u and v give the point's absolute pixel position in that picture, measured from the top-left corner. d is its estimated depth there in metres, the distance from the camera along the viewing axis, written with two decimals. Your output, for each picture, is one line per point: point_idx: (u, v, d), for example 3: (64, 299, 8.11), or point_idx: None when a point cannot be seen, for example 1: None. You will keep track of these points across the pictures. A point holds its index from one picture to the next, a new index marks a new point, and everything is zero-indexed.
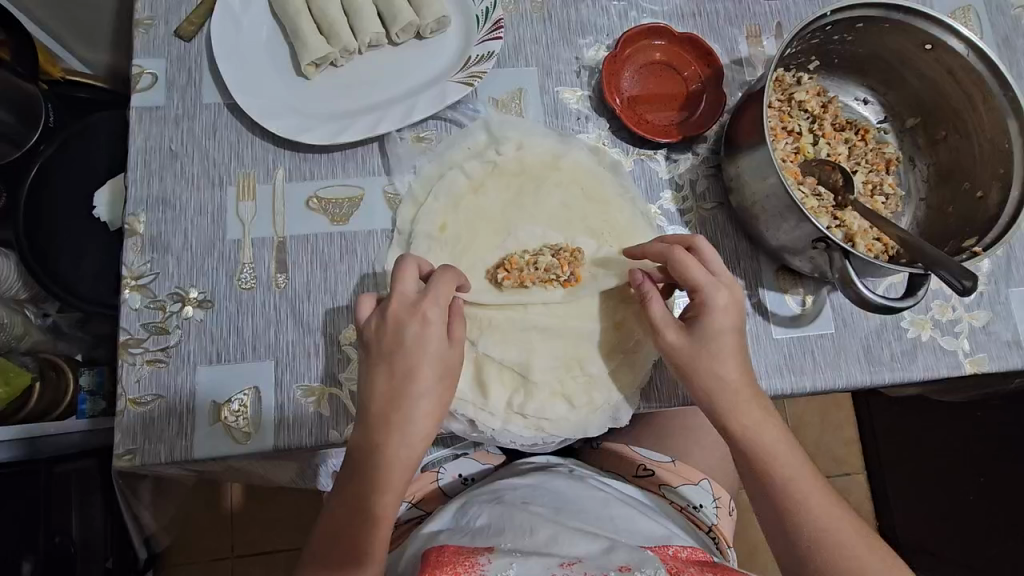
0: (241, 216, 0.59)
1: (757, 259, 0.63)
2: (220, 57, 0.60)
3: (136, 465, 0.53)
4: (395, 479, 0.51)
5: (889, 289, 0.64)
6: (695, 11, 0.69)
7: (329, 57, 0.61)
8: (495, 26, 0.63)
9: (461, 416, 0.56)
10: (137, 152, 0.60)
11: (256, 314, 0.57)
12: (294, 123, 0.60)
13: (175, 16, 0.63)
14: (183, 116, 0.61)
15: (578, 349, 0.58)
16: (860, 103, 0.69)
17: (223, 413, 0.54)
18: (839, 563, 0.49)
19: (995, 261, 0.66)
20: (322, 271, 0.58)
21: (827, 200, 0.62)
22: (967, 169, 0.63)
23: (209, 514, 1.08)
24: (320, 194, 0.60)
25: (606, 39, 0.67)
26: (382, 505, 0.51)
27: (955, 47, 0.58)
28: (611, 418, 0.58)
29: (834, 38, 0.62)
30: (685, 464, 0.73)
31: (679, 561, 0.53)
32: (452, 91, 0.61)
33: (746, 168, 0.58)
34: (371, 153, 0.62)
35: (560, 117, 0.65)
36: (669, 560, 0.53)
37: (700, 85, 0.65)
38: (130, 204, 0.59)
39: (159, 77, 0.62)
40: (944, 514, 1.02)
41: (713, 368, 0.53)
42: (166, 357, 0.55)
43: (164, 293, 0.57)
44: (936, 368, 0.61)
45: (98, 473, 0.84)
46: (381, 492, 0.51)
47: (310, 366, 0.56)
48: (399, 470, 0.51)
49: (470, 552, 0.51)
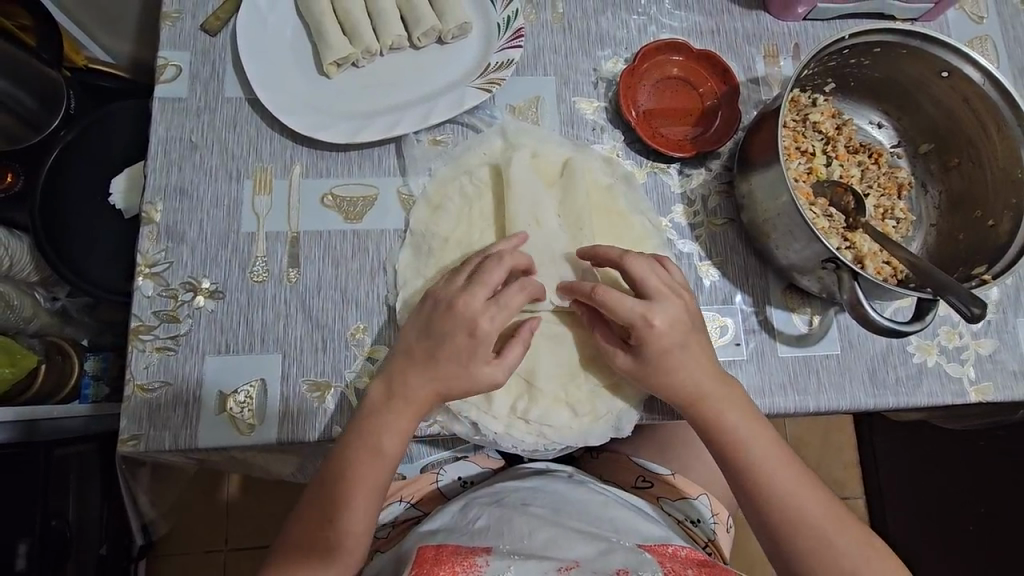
0: (257, 209, 0.60)
1: (765, 276, 0.64)
2: (244, 53, 0.62)
3: (140, 451, 0.53)
4: (401, 421, 0.53)
5: (897, 313, 0.64)
6: (714, 28, 0.69)
7: (352, 57, 0.62)
8: (515, 35, 0.64)
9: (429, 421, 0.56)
10: (158, 142, 0.60)
11: (266, 307, 0.57)
12: (315, 122, 0.61)
13: (202, 10, 0.64)
14: (204, 109, 0.62)
15: (584, 357, 0.58)
16: (874, 127, 0.70)
17: (229, 404, 0.55)
18: (826, 539, 0.53)
19: (1004, 290, 0.66)
20: (333, 267, 0.59)
21: (838, 221, 0.62)
22: (979, 197, 0.63)
23: (206, 504, 1.08)
24: (335, 191, 0.61)
25: (624, 52, 0.68)
26: (385, 445, 0.53)
27: (970, 76, 0.58)
28: (613, 428, 0.57)
29: (851, 61, 0.63)
30: (685, 479, 0.73)
31: (677, 560, 0.54)
32: (470, 96, 0.62)
33: (758, 186, 0.58)
34: (388, 154, 0.62)
35: (576, 127, 0.65)
36: (667, 560, 0.54)
37: (716, 101, 0.65)
38: (148, 193, 0.59)
39: (183, 69, 0.62)
40: (944, 544, 1.02)
41: (672, 388, 0.55)
42: (175, 345, 0.56)
43: (177, 282, 0.57)
44: (941, 395, 0.61)
45: (94, 458, 0.86)
46: (380, 432, 0.53)
47: (317, 360, 0.57)
48: (407, 414, 0.53)
49: (469, 552, 0.53)
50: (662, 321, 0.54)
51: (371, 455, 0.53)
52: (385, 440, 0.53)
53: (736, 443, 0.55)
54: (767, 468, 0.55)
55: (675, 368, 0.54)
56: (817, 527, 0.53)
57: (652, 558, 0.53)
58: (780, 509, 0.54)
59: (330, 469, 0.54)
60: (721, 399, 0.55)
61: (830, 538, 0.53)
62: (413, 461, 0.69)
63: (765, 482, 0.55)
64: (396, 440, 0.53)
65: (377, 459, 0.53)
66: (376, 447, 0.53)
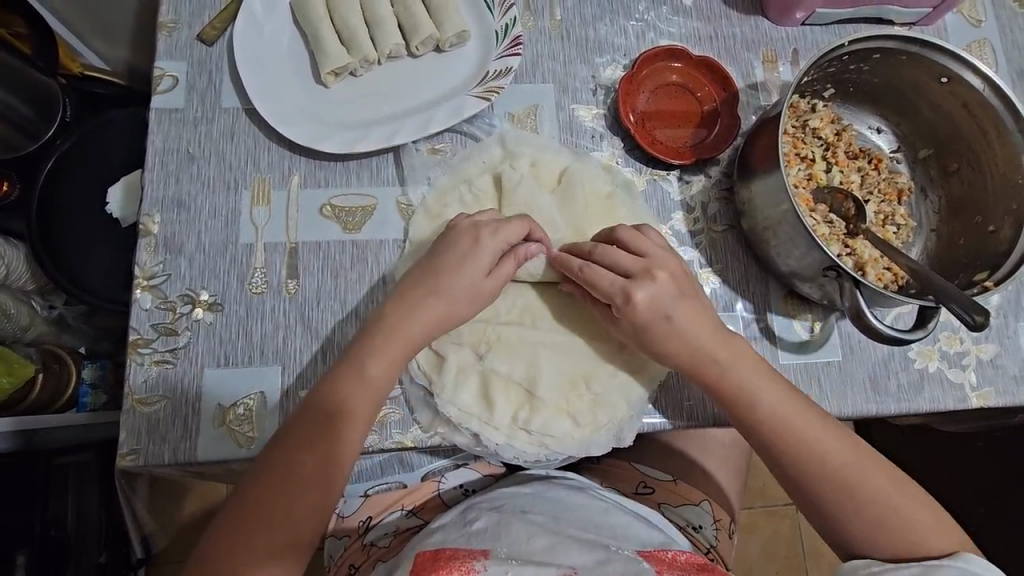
0: (255, 220, 0.59)
1: (766, 284, 0.63)
2: (242, 64, 0.61)
3: (139, 465, 0.53)
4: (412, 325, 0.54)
5: (898, 319, 0.63)
6: (713, 34, 0.69)
7: (350, 66, 0.62)
8: (513, 42, 0.64)
9: (417, 372, 0.56)
10: (155, 153, 0.60)
11: (266, 319, 0.57)
12: (312, 131, 0.60)
13: (198, 20, 0.64)
14: (202, 119, 0.61)
15: (584, 367, 0.58)
16: (874, 131, 0.70)
17: (228, 417, 0.54)
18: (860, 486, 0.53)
19: (1004, 295, 0.65)
20: (332, 278, 0.59)
21: (838, 227, 0.62)
22: (980, 203, 0.63)
23: (200, 509, 1.04)
24: (334, 202, 0.61)
25: (623, 58, 0.67)
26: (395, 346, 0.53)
27: (971, 82, 0.58)
28: (615, 438, 0.57)
29: (850, 67, 0.62)
30: (686, 484, 0.73)
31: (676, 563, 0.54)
32: (469, 104, 0.62)
33: (758, 193, 0.58)
34: (387, 164, 0.62)
35: (575, 134, 0.65)
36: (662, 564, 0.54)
37: (715, 107, 0.65)
38: (145, 205, 0.59)
39: (180, 79, 0.62)
40: None
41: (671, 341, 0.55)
42: (174, 358, 0.55)
43: (175, 294, 0.57)
44: (942, 401, 0.61)
45: (94, 464, 0.86)
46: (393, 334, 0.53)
47: (317, 371, 0.56)
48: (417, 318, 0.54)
49: (466, 556, 0.53)
50: (646, 259, 0.54)
51: (359, 403, 0.52)
52: (387, 359, 0.52)
53: (751, 408, 0.55)
54: (794, 431, 0.54)
55: (681, 326, 0.55)
56: (847, 484, 0.53)
57: (650, 568, 0.52)
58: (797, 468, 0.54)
59: (306, 416, 0.51)
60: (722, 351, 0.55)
61: (868, 484, 0.53)
62: (414, 470, 0.69)
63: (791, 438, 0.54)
64: (379, 385, 0.52)
65: (356, 411, 0.52)
66: (365, 383, 0.52)
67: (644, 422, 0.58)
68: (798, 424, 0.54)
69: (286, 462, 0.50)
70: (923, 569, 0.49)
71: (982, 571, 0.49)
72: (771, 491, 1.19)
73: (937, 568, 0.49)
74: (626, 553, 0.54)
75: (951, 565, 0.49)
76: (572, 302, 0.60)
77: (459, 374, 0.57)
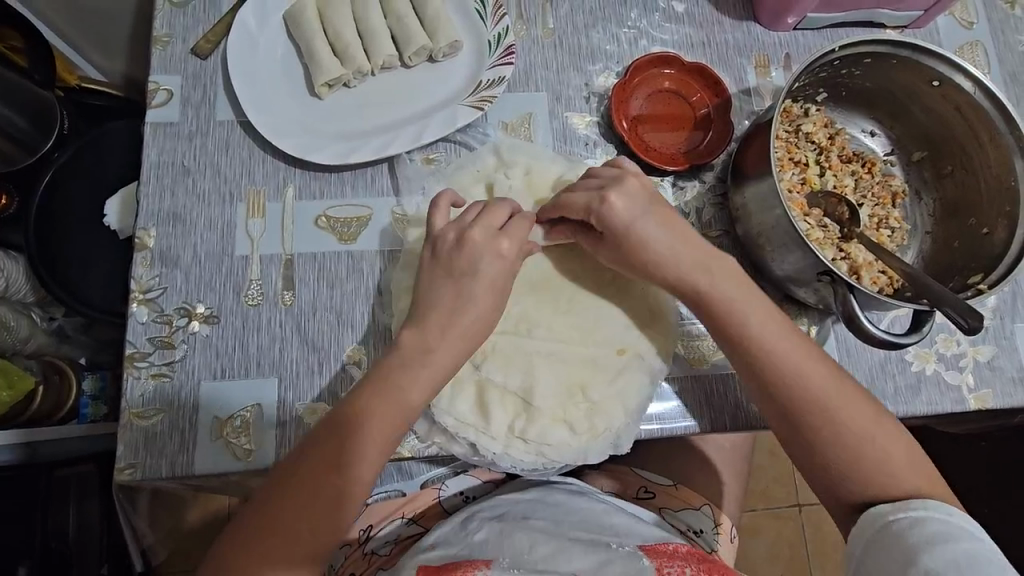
0: (250, 233, 0.60)
1: (761, 288, 0.63)
2: (235, 77, 0.61)
3: (137, 479, 0.53)
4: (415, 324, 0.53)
5: (894, 323, 0.64)
6: (705, 40, 0.69)
7: (343, 78, 0.62)
8: (506, 52, 0.64)
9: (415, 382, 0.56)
10: (150, 166, 0.60)
11: (262, 331, 0.57)
12: (305, 142, 0.61)
13: (192, 34, 0.64)
14: (196, 132, 0.62)
15: (581, 375, 0.58)
16: (867, 135, 0.70)
17: (225, 430, 0.54)
18: (846, 429, 0.52)
19: (1001, 296, 0.65)
20: (328, 288, 0.59)
21: (833, 231, 0.62)
22: (973, 204, 0.63)
23: (201, 515, 1.04)
24: (329, 213, 0.61)
25: (616, 65, 0.68)
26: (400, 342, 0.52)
27: (962, 84, 0.58)
28: (612, 446, 0.57)
29: (842, 71, 0.63)
30: (687, 489, 0.73)
31: (674, 556, 0.54)
32: (462, 114, 0.62)
33: (751, 198, 0.58)
34: (381, 174, 0.62)
35: (569, 141, 0.65)
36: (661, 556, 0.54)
37: (709, 113, 0.65)
38: (141, 218, 0.59)
39: (174, 93, 0.62)
40: None
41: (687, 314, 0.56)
42: (170, 371, 0.56)
43: (171, 307, 0.57)
44: (940, 403, 0.61)
45: (95, 477, 0.84)
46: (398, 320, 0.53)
47: (313, 382, 0.57)
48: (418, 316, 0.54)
49: (469, 565, 0.52)
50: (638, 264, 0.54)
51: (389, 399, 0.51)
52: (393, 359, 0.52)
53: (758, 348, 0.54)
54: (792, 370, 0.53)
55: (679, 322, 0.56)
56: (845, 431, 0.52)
57: (651, 565, 0.52)
58: (808, 408, 0.53)
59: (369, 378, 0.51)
60: (735, 328, 0.55)
61: (862, 432, 0.52)
62: (413, 478, 0.70)
63: (795, 385, 0.53)
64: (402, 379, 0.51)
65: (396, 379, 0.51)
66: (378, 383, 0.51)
67: (640, 430, 0.58)
68: (803, 368, 0.53)
69: (318, 455, 0.49)
70: (912, 522, 0.48)
71: (966, 522, 0.47)
72: (772, 493, 1.19)
73: (922, 522, 0.47)
74: (627, 550, 0.54)
75: (935, 518, 0.47)
76: (567, 309, 0.60)
77: (455, 385, 0.57)
